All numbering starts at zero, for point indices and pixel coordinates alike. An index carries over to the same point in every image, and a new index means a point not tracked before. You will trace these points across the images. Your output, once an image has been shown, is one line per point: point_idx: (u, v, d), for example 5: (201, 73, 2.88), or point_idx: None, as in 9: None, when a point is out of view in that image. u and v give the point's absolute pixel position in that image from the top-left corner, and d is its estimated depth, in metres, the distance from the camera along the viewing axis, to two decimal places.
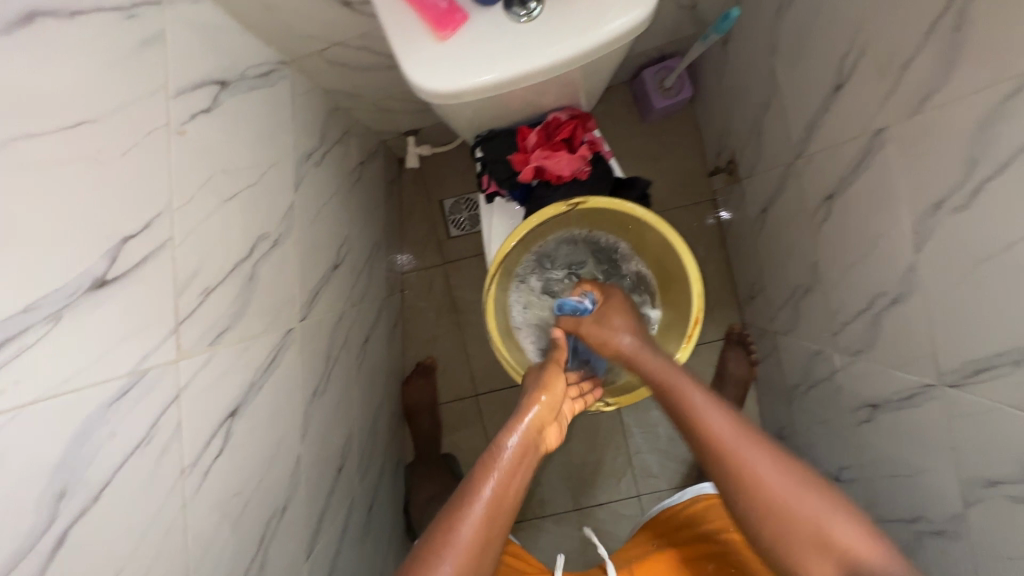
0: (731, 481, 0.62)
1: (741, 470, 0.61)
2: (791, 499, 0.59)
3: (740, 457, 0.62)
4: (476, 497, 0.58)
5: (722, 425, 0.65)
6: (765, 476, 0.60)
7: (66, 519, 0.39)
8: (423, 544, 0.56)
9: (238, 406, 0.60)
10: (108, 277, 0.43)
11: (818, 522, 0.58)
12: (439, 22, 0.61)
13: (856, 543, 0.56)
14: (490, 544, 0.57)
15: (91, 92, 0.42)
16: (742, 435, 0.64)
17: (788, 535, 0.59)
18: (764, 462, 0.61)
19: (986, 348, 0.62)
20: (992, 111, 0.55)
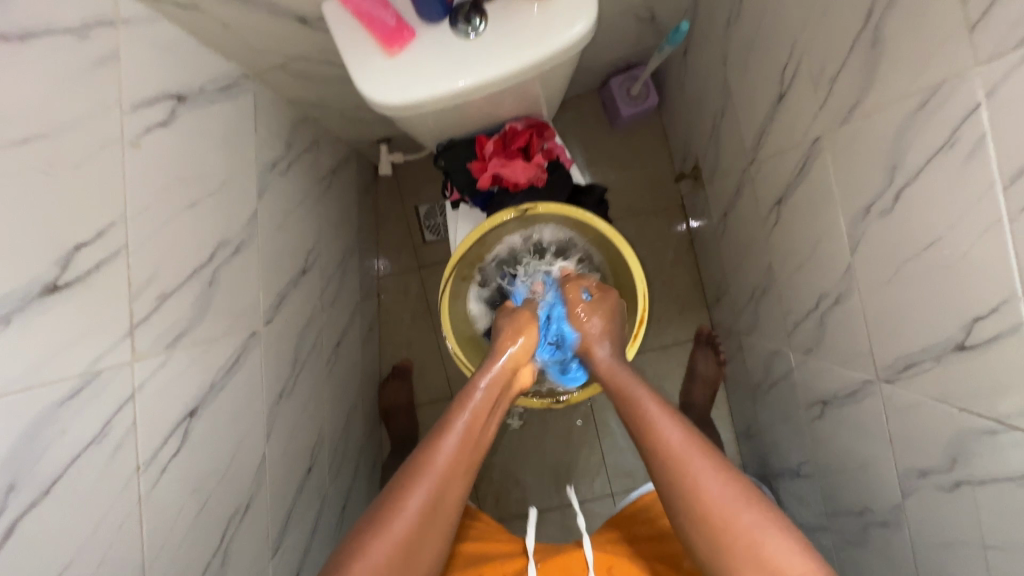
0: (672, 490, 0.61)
1: (680, 482, 0.60)
2: (728, 515, 0.57)
3: (682, 471, 0.60)
4: (449, 429, 0.64)
5: (670, 433, 0.63)
6: (702, 491, 0.58)
7: (14, 510, 0.41)
8: (398, 476, 0.61)
9: (197, 406, 0.62)
10: (59, 284, 0.45)
11: (754, 538, 0.55)
12: (388, 39, 0.64)
13: (785, 561, 0.54)
14: (462, 469, 0.62)
15: (43, 110, 0.45)
16: (691, 448, 0.61)
17: (721, 555, 0.56)
18: (709, 476, 0.59)
19: (912, 345, 0.66)
20: (906, 122, 0.58)
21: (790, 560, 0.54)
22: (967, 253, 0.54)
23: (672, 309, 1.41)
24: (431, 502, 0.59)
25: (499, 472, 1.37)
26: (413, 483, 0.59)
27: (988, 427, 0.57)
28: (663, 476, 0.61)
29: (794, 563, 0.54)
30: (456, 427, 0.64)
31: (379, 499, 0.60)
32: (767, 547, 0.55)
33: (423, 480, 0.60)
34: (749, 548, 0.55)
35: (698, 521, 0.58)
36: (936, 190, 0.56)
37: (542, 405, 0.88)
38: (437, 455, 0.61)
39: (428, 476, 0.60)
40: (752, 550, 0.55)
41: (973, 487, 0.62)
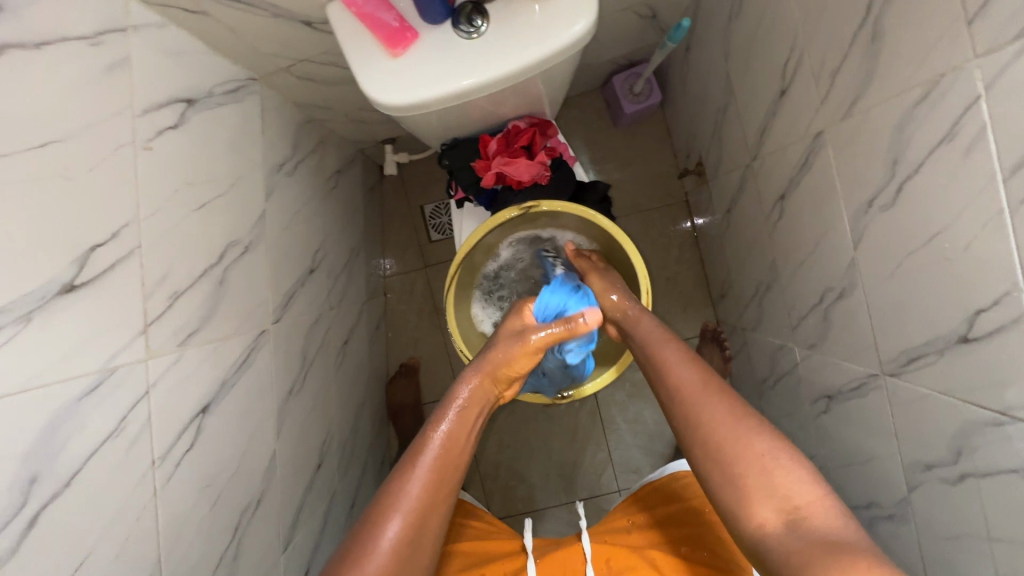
0: (686, 423, 0.64)
1: (692, 412, 0.64)
2: (737, 439, 0.59)
3: (695, 402, 0.64)
4: (417, 462, 0.62)
5: (682, 373, 0.68)
6: (713, 419, 0.62)
7: (36, 502, 0.43)
8: (372, 509, 0.60)
9: (209, 403, 0.64)
10: (76, 283, 0.47)
11: (764, 462, 0.57)
12: (391, 40, 0.65)
13: (798, 493, 0.54)
14: (440, 495, 0.62)
15: (58, 114, 0.46)
16: (703, 385, 0.66)
17: (732, 481, 0.58)
18: (719, 408, 0.62)
19: (916, 338, 0.66)
20: (907, 115, 0.58)
21: (798, 488, 0.55)
22: (970, 245, 0.54)
23: (678, 306, 1.41)
24: (407, 538, 0.58)
25: (506, 469, 1.38)
26: (385, 519, 0.58)
27: (993, 419, 0.57)
28: (679, 410, 0.66)
29: (804, 490, 0.55)
30: (424, 460, 0.63)
31: (356, 531, 0.59)
32: (778, 473, 0.56)
33: (396, 517, 0.58)
34: (758, 473, 0.57)
35: (709, 451, 0.61)
36: (938, 183, 0.56)
37: (544, 400, 0.91)
38: (405, 492, 0.60)
39: (407, 499, 0.60)
40: (763, 474, 0.56)
41: (979, 479, 0.62)
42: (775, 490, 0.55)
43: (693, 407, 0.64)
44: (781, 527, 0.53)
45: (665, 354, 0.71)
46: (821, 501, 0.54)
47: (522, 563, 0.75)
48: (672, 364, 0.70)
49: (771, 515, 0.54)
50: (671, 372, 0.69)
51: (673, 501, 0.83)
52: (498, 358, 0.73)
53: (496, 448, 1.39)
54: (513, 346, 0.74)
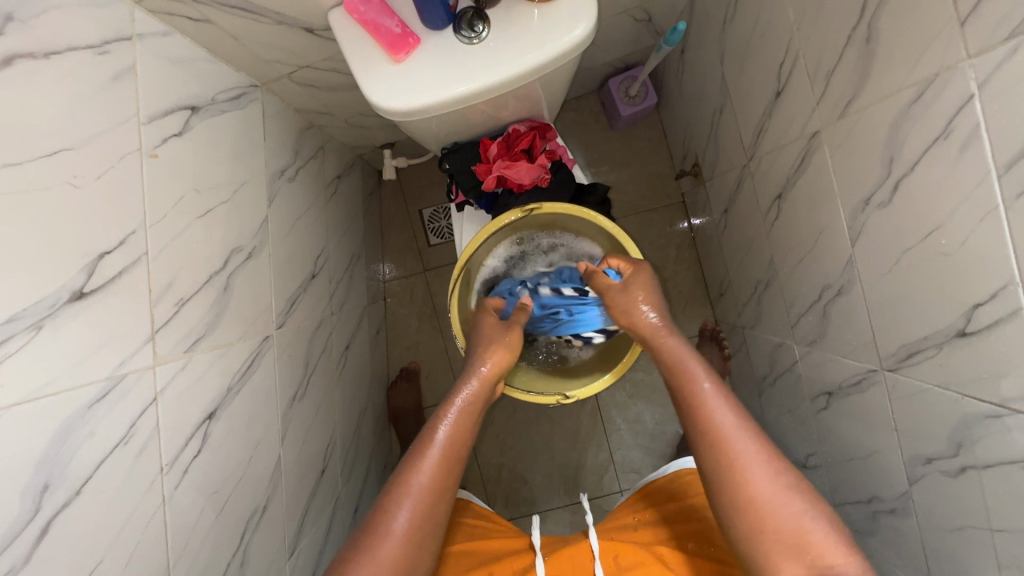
0: (717, 470, 0.60)
1: (734, 468, 0.59)
2: (775, 499, 0.56)
3: (736, 453, 0.59)
4: (426, 449, 0.63)
5: (720, 416, 0.62)
6: (752, 474, 0.58)
7: (48, 509, 0.43)
8: (383, 494, 0.61)
9: (215, 409, 0.64)
10: (86, 290, 0.47)
11: (798, 522, 0.55)
12: (393, 46, 0.65)
13: (830, 552, 0.54)
14: (444, 487, 0.62)
15: (67, 122, 0.46)
16: (745, 433, 0.61)
17: (757, 536, 0.56)
18: (758, 465, 0.58)
19: (915, 333, 0.67)
20: (902, 114, 0.60)
21: (831, 547, 0.54)
22: (966, 241, 0.55)
23: (676, 306, 1.42)
24: (416, 526, 0.59)
25: (508, 472, 1.39)
26: (396, 506, 0.59)
27: (992, 411, 0.58)
28: (710, 456, 0.61)
29: (833, 547, 0.54)
30: (435, 447, 0.64)
31: (366, 519, 0.60)
32: (810, 532, 0.55)
33: (405, 505, 0.59)
34: (793, 530, 0.55)
35: (740, 501, 0.58)
36: (934, 180, 0.57)
37: (550, 402, 0.89)
38: (414, 480, 0.61)
39: (413, 490, 0.60)
40: (795, 534, 0.55)
41: (980, 471, 0.63)
42: (807, 548, 0.54)
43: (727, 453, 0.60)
44: None
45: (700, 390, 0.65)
46: (846, 555, 0.54)
47: (530, 560, 0.75)
48: (712, 404, 0.63)
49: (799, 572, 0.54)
50: (710, 413, 0.63)
51: (678, 500, 0.84)
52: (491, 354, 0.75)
53: (498, 450, 1.39)
54: (505, 339, 0.78)
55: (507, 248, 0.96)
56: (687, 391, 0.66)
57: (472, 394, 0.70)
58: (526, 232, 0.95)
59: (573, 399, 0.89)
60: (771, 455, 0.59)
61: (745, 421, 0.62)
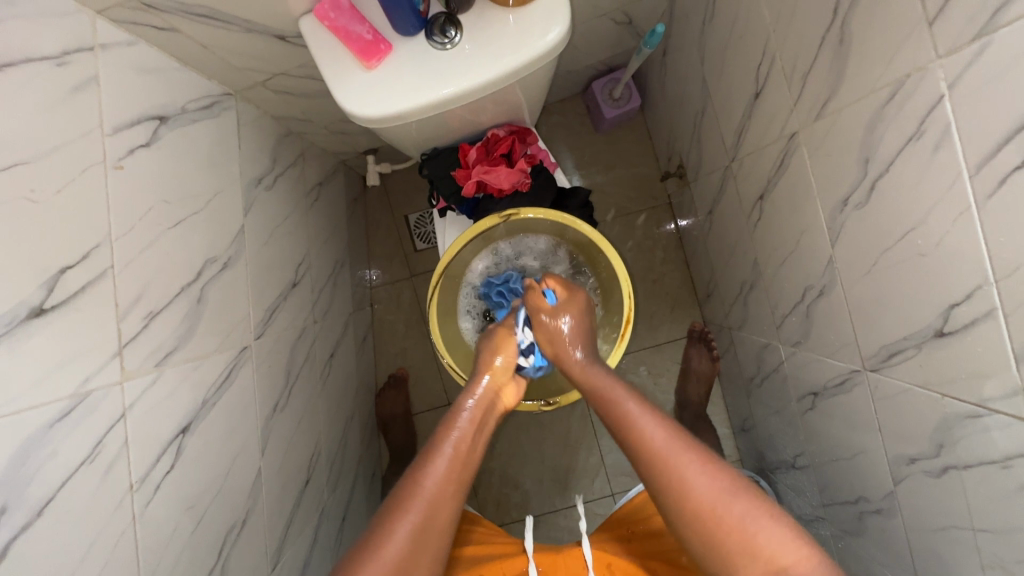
0: (658, 486, 0.59)
1: (669, 475, 0.58)
2: (717, 507, 0.55)
3: (669, 468, 0.58)
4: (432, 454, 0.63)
5: (647, 426, 0.62)
6: (689, 486, 0.57)
7: (8, 532, 0.42)
8: (389, 502, 0.60)
9: (189, 423, 0.63)
10: (46, 306, 0.46)
11: (742, 526, 0.54)
12: (364, 53, 0.64)
13: (784, 552, 0.53)
14: (451, 493, 0.62)
15: (24, 135, 0.45)
16: (672, 439, 0.60)
17: (713, 547, 0.55)
18: (693, 471, 0.57)
19: (895, 333, 0.66)
20: (876, 115, 0.60)
21: (786, 548, 0.53)
22: (942, 240, 0.55)
23: (664, 308, 1.42)
24: (421, 534, 0.58)
25: (499, 477, 1.38)
26: (402, 512, 0.58)
27: (970, 411, 0.58)
28: (649, 466, 0.60)
29: (784, 547, 0.53)
30: (445, 449, 0.64)
31: (368, 531, 0.59)
32: (757, 536, 0.54)
33: (410, 513, 0.58)
34: (739, 535, 0.54)
35: (684, 507, 0.57)
36: (908, 180, 0.57)
37: (533, 408, 0.90)
38: (422, 485, 0.60)
39: (421, 497, 0.60)
40: (743, 545, 0.54)
41: (961, 471, 0.63)
42: (756, 551, 0.53)
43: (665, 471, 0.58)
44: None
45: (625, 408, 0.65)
46: None
47: (525, 562, 0.73)
48: (636, 417, 0.63)
49: None
50: (632, 423, 0.63)
51: None
52: (493, 362, 0.76)
53: (488, 456, 1.39)
54: (498, 341, 0.78)
55: (486, 260, 0.95)
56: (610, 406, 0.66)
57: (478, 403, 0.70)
58: (496, 240, 0.94)
59: (555, 406, 0.91)
60: (706, 458, 0.59)
61: (672, 431, 0.62)
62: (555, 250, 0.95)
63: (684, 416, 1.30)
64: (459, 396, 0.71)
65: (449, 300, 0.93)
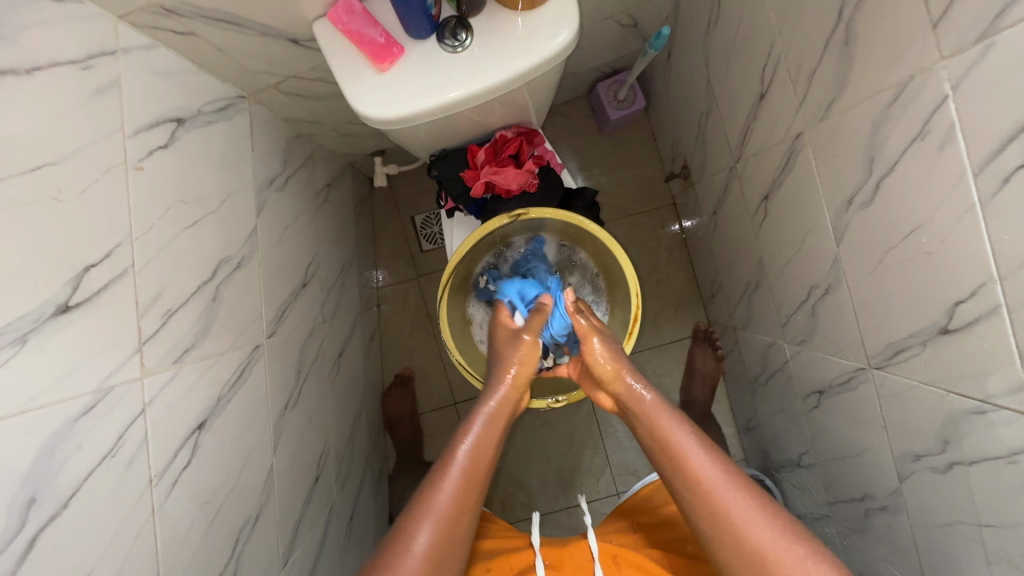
0: (713, 528, 0.58)
1: (725, 520, 0.57)
2: (777, 555, 0.54)
3: (725, 509, 0.58)
4: (452, 466, 0.64)
5: (703, 467, 0.61)
6: (749, 529, 0.56)
7: (35, 523, 0.43)
8: (405, 514, 0.61)
9: (205, 419, 0.64)
10: (71, 303, 0.47)
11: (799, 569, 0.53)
12: (377, 56, 0.66)
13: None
14: (465, 505, 0.62)
15: (49, 137, 0.47)
16: (729, 481, 0.60)
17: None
18: (750, 514, 0.57)
19: (900, 330, 0.67)
20: (880, 116, 0.60)
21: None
22: (946, 239, 0.56)
23: (669, 307, 1.43)
24: (435, 546, 0.59)
25: (504, 476, 1.38)
26: (417, 526, 0.59)
27: (976, 407, 0.59)
28: (702, 507, 0.60)
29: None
30: (458, 462, 0.64)
31: (387, 541, 0.59)
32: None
33: (427, 522, 0.59)
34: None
35: (741, 554, 0.55)
36: (914, 179, 0.58)
37: (542, 405, 0.90)
38: (438, 498, 0.61)
39: (435, 510, 0.60)
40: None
41: (966, 467, 0.63)
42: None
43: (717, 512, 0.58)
44: None
45: (679, 445, 0.64)
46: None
47: (530, 557, 0.73)
48: (689, 454, 0.63)
49: None
50: (685, 462, 0.62)
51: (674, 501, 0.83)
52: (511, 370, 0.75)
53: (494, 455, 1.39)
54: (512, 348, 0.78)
55: (488, 261, 0.97)
56: (662, 442, 0.66)
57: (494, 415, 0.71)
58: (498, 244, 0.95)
59: (564, 403, 0.91)
60: (761, 503, 0.58)
61: (728, 472, 0.61)
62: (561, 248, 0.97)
63: (690, 415, 1.31)
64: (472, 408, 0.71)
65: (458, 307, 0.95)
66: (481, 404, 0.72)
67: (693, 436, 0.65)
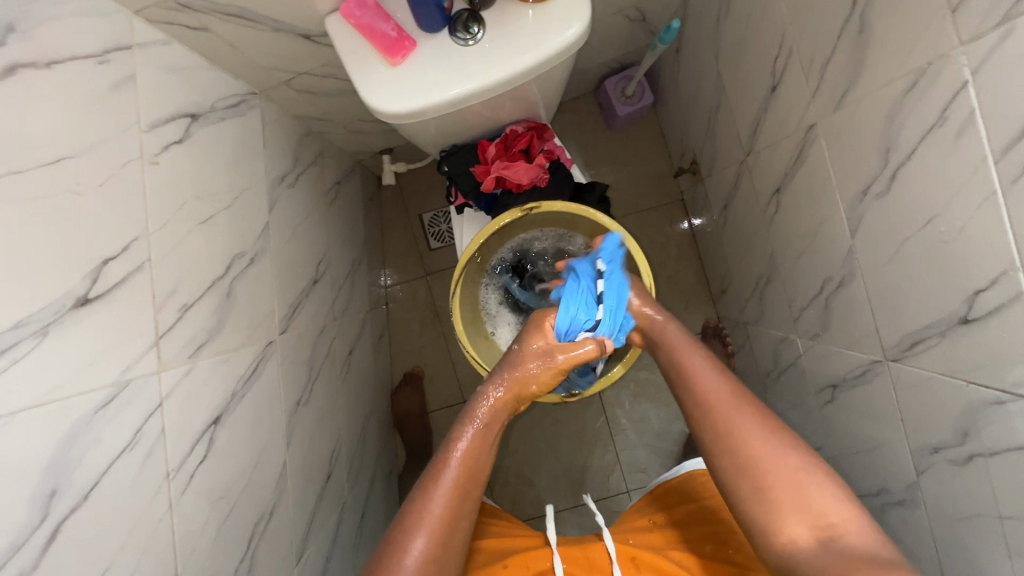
0: (717, 438, 0.61)
1: (727, 433, 0.60)
2: (773, 451, 0.57)
3: (731, 420, 0.61)
4: (445, 467, 0.63)
5: (714, 388, 0.64)
6: (752, 443, 0.58)
7: (56, 516, 0.43)
8: (401, 519, 0.60)
9: (220, 414, 0.64)
10: (90, 296, 0.47)
11: (797, 479, 0.55)
12: (389, 50, 0.66)
13: (833, 509, 0.53)
14: (461, 512, 0.61)
15: (68, 131, 0.47)
16: (733, 399, 0.63)
17: (757, 496, 0.56)
18: (744, 418, 0.60)
19: (918, 321, 0.66)
20: (896, 104, 0.60)
21: (831, 503, 0.53)
22: (965, 227, 0.55)
23: (678, 304, 1.42)
24: (432, 554, 0.58)
25: (514, 474, 1.38)
26: (411, 534, 0.58)
27: (996, 398, 0.58)
28: (706, 422, 0.63)
29: (837, 506, 0.53)
30: (450, 471, 0.63)
31: (383, 547, 0.59)
32: (810, 487, 0.54)
33: (422, 533, 0.59)
34: (791, 494, 0.54)
35: (732, 461, 0.59)
36: (931, 167, 0.57)
37: (556, 399, 0.91)
38: (430, 505, 0.60)
39: (429, 517, 0.59)
40: (795, 495, 0.54)
41: (986, 458, 0.63)
42: (810, 507, 0.53)
43: (726, 422, 0.61)
44: (815, 543, 0.51)
45: (691, 364, 0.68)
46: (851, 512, 0.53)
47: (549, 557, 0.72)
48: (700, 376, 0.67)
49: (804, 532, 0.52)
50: (698, 382, 0.66)
51: (690, 500, 0.82)
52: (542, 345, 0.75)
53: (503, 452, 1.39)
54: (520, 354, 0.75)
55: (508, 251, 0.97)
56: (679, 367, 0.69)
57: (490, 416, 0.69)
58: (529, 232, 0.95)
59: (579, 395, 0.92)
60: (761, 417, 0.61)
61: (735, 389, 0.64)
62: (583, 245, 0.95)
63: None
64: (468, 411, 0.70)
65: (472, 296, 0.95)
66: (471, 412, 0.69)
67: (705, 358, 0.69)
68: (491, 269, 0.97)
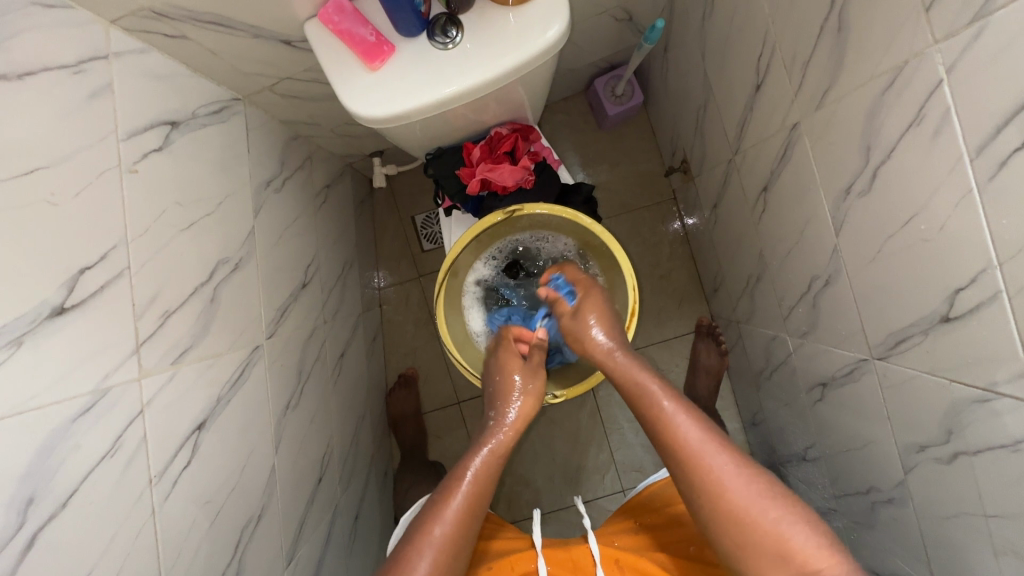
0: (698, 493, 0.60)
1: (709, 489, 0.59)
2: (756, 505, 0.57)
3: (708, 471, 0.60)
4: (454, 492, 0.65)
5: (690, 435, 0.63)
6: (733, 492, 0.58)
7: (34, 523, 0.43)
8: (404, 543, 0.61)
9: (205, 419, 0.64)
10: (66, 306, 0.48)
11: (778, 532, 0.55)
12: (368, 54, 0.66)
13: (816, 556, 0.54)
14: (465, 534, 0.63)
15: (42, 140, 0.47)
16: (716, 447, 0.62)
17: (743, 548, 0.57)
18: (731, 474, 0.59)
19: (902, 319, 0.66)
20: (876, 101, 0.60)
21: (816, 552, 0.54)
22: (945, 225, 0.55)
23: (671, 303, 1.42)
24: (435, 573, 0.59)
25: (509, 475, 1.38)
26: (417, 555, 0.59)
27: (980, 396, 0.58)
28: (683, 470, 0.62)
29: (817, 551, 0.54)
30: (458, 496, 0.64)
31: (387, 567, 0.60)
32: (792, 540, 0.55)
33: (427, 552, 0.60)
34: (775, 543, 0.55)
35: (719, 514, 0.58)
36: (910, 164, 0.57)
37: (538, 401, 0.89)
38: (436, 527, 0.61)
39: (434, 538, 0.61)
40: (778, 546, 0.55)
41: (971, 456, 0.62)
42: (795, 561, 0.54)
43: (702, 472, 0.60)
44: None
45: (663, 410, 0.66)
46: (827, 558, 0.54)
47: (533, 559, 0.72)
48: (677, 420, 0.65)
49: None
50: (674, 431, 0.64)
51: (675, 501, 0.82)
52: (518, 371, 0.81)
53: None
54: (505, 381, 0.79)
55: (503, 244, 0.96)
56: (650, 411, 0.67)
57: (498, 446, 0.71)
58: (519, 232, 0.95)
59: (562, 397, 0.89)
60: (742, 465, 0.60)
61: (709, 435, 0.63)
62: (569, 248, 0.95)
63: None
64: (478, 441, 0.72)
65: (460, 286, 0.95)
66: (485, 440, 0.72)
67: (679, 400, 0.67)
68: (485, 256, 0.96)
